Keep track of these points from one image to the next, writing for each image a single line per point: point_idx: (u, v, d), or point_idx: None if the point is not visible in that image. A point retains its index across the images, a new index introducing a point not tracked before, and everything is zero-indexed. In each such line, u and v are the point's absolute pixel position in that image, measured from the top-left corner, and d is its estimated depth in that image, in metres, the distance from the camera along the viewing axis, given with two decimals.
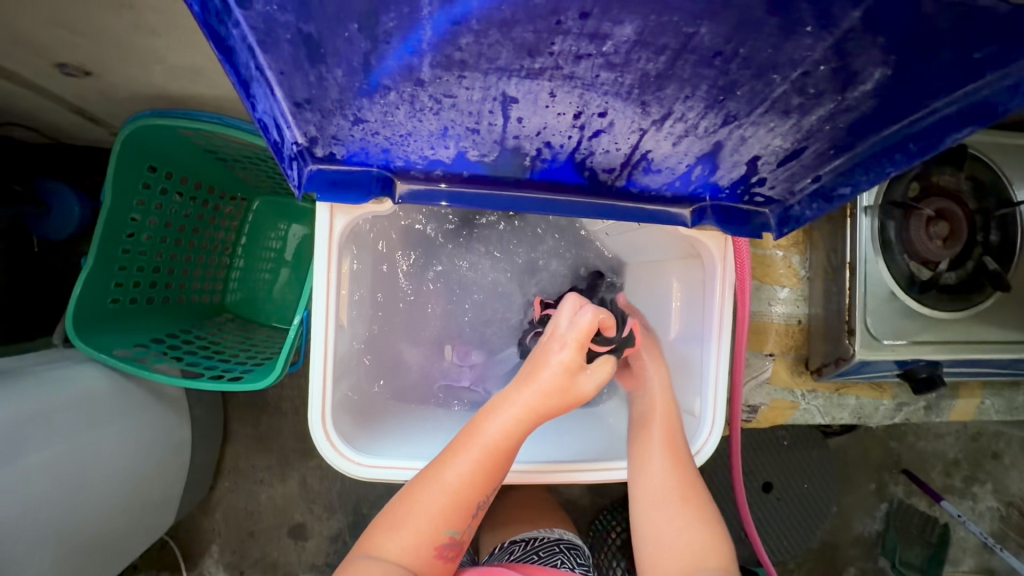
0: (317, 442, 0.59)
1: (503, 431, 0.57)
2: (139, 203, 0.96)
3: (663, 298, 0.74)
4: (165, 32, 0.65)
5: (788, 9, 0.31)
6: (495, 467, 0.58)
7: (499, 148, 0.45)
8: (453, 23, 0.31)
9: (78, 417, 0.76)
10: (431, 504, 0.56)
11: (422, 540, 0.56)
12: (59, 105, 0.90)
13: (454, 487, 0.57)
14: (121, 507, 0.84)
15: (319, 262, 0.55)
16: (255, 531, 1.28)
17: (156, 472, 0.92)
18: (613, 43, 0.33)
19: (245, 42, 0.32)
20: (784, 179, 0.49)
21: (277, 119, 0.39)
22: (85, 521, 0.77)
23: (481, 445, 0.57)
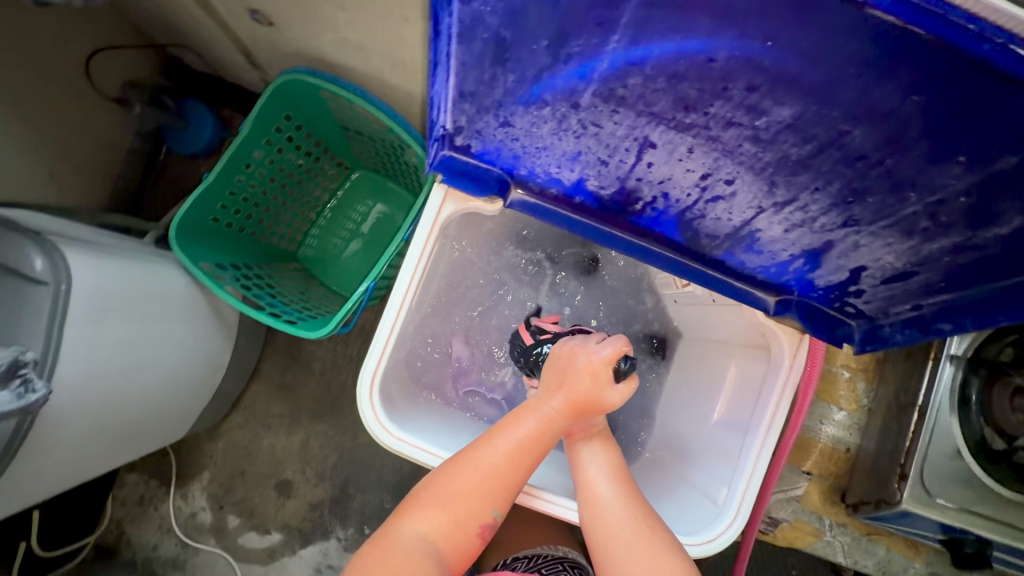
0: (360, 401, 0.61)
1: (547, 430, 0.61)
2: (267, 144, 1.07)
3: (716, 381, 0.73)
4: (350, 8, 0.73)
5: (945, 137, 0.32)
6: (532, 457, 0.61)
7: (618, 185, 0.48)
8: (628, 62, 0.35)
9: (143, 308, 0.80)
10: (471, 479, 0.59)
11: (459, 517, 0.58)
12: (233, 42, 1.02)
13: (495, 468, 0.59)
14: (150, 405, 0.88)
15: (416, 240, 0.60)
16: (246, 472, 1.31)
17: (188, 385, 0.97)
18: (767, 120, 0.35)
19: (447, 31, 0.36)
20: (882, 298, 0.49)
21: (440, 102, 0.43)
22: (115, 405, 0.80)
23: (519, 436, 0.61)
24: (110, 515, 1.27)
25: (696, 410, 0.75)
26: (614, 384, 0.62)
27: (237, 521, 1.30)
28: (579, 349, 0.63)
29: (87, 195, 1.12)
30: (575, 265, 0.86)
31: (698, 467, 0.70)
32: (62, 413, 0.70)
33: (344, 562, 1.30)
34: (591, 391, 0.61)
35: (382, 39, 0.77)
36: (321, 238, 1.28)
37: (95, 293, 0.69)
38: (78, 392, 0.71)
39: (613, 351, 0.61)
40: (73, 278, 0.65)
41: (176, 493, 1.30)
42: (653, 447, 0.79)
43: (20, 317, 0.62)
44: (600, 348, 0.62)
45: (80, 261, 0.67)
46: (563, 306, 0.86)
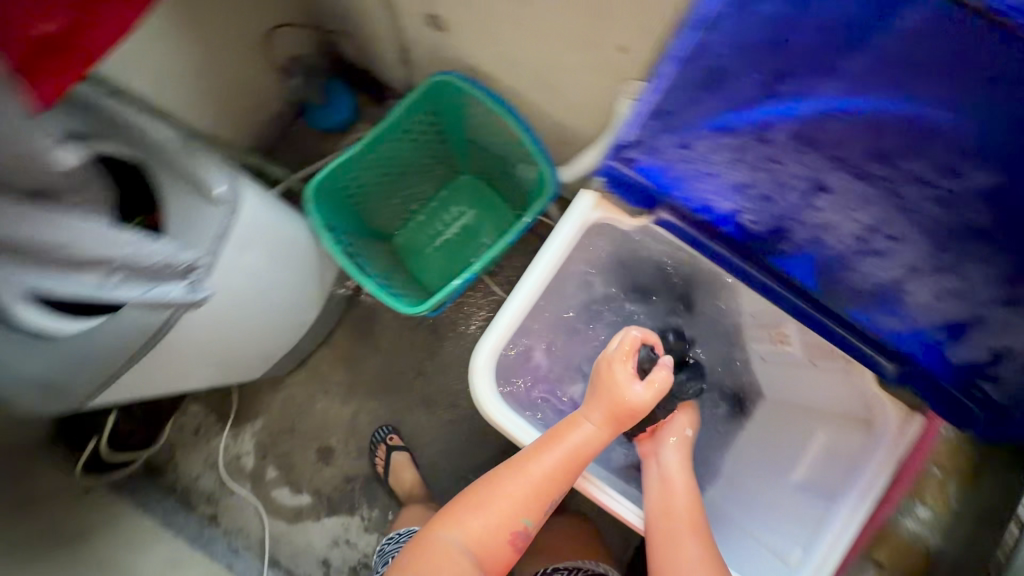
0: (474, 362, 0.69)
1: (585, 443, 0.68)
2: (403, 136, 1.16)
3: (797, 445, 0.74)
4: (525, 25, 0.81)
5: None
6: (570, 471, 0.68)
7: (771, 223, 0.53)
8: (834, 108, 0.44)
9: (282, 253, 0.88)
10: (511, 496, 0.69)
11: (496, 527, 0.69)
12: (398, 39, 1.13)
13: (535, 485, 0.68)
14: (250, 339, 0.96)
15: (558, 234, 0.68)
16: (294, 429, 1.36)
17: (281, 329, 1.04)
18: (958, 181, 0.43)
19: (681, 53, 0.47)
20: (1021, 388, 0.50)
21: (637, 114, 0.51)
22: (232, 329, 0.88)
23: (562, 451, 0.68)
24: (166, 437, 1.34)
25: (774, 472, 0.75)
26: (633, 384, 0.69)
27: (274, 474, 1.35)
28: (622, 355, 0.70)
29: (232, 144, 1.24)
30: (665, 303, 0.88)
31: (768, 525, 0.70)
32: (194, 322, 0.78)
33: (362, 541, 1.32)
34: (628, 406, 0.68)
35: (545, 57, 0.84)
36: (414, 229, 1.33)
37: (250, 226, 0.77)
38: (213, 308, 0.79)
39: (630, 345, 0.70)
40: (239, 207, 0.74)
41: (227, 432, 1.35)
42: (714, 494, 0.79)
43: (192, 225, 0.71)
44: (616, 349, 0.70)
45: (249, 194, 0.76)
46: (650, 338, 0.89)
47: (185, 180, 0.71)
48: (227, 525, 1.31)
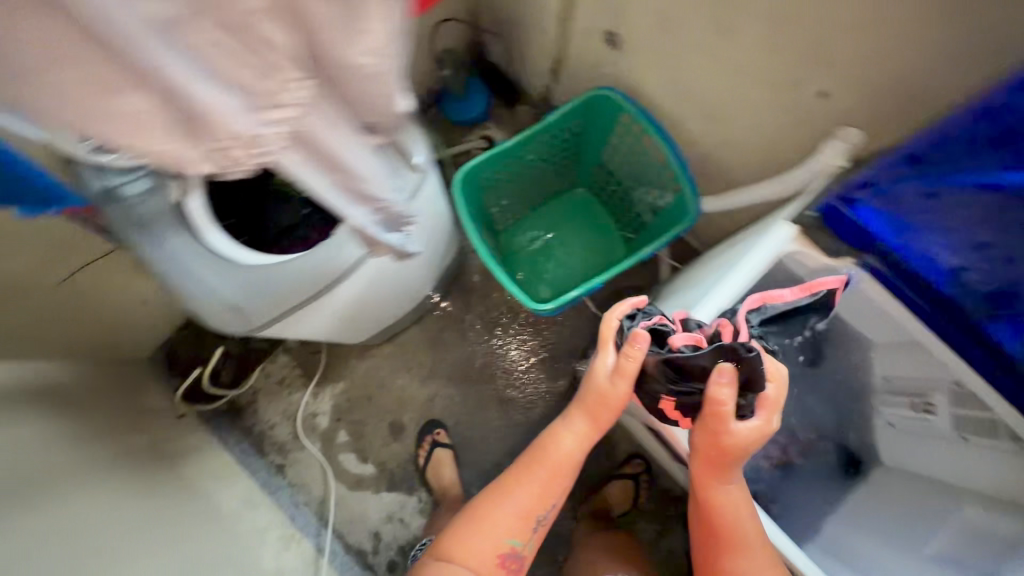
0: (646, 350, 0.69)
1: (568, 454, 0.85)
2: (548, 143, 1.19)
3: (930, 520, 0.77)
4: (719, 56, 0.83)
5: None
6: (554, 484, 0.87)
7: (999, 281, 0.63)
8: None
9: (437, 229, 0.95)
10: (504, 516, 0.86)
11: (492, 547, 0.86)
12: (559, 49, 1.17)
13: (524, 505, 0.86)
14: (368, 308, 0.97)
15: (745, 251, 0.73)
16: (371, 399, 1.40)
17: (395, 306, 1.05)
18: None
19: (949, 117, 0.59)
20: None
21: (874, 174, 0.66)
22: (376, 288, 0.92)
23: (545, 468, 0.86)
24: (253, 381, 1.38)
25: (901, 552, 0.76)
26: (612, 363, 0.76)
27: (345, 438, 1.38)
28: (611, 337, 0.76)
29: None
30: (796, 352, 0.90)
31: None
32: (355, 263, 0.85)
33: (416, 522, 1.34)
34: (609, 398, 0.77)
35: (728, 90, 0.86)
36: (517, 226, 1.34)
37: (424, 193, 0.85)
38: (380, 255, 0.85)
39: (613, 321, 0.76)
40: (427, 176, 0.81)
41: (309, 388, 1.40)
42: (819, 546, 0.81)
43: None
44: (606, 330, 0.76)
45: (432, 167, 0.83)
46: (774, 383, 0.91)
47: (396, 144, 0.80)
48: (293, 478, 1.35)
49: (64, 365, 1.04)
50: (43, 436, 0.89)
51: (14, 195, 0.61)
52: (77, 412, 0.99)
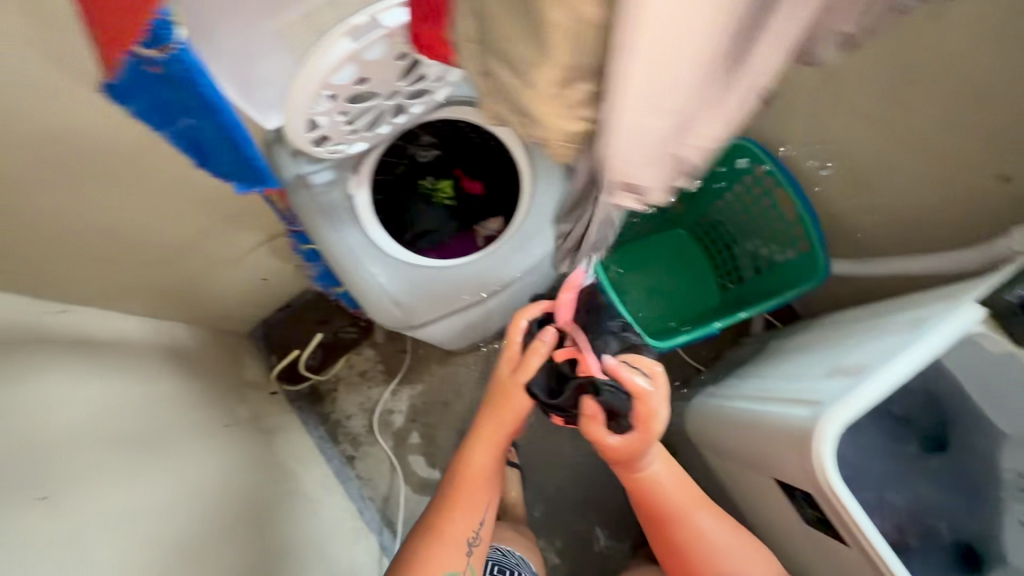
0: (833, 408, 0.59)
1: (482, 459, 0.86)
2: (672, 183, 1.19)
3: None
4: (889, 124, 0.83)
5: None
6: (479, 489, 0.85)
7: None
8: None
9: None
10: (439, 550, 0.80)
11: None
12: None
13: (456, 529, 0.83)
14: (484, 329, 0.97)
15: (924, 317, 0.67)
16: (447, 405, 1.41)
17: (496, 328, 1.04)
18: None
19: None
20: None
21: None
22: (513, 306, 0.95)
23: (461, 481, 0.85)
24: (337, 369, 1.42)
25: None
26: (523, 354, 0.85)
27: (416, 440, 1.40)
28: (513, 337, 0.87)
29: None
30: (915, 436, 0.87)
31: None
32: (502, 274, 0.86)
33: None
34: (510, 394, 0.85)
35: (892, 157, 0.86)
36: (619, 258, 1.31)
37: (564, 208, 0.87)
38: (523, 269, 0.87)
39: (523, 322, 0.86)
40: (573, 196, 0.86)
41: (390, 385, 1.42)
42: None
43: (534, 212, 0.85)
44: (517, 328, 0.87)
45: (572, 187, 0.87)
46: (887, 467, 0.86)
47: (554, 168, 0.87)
48: (362, 471, 1.37)
49: (189, 331, 1.10)
50: (177, 392, 0.95)
51: (233, 174, 0.64)
52: (197, 377, 1.03)
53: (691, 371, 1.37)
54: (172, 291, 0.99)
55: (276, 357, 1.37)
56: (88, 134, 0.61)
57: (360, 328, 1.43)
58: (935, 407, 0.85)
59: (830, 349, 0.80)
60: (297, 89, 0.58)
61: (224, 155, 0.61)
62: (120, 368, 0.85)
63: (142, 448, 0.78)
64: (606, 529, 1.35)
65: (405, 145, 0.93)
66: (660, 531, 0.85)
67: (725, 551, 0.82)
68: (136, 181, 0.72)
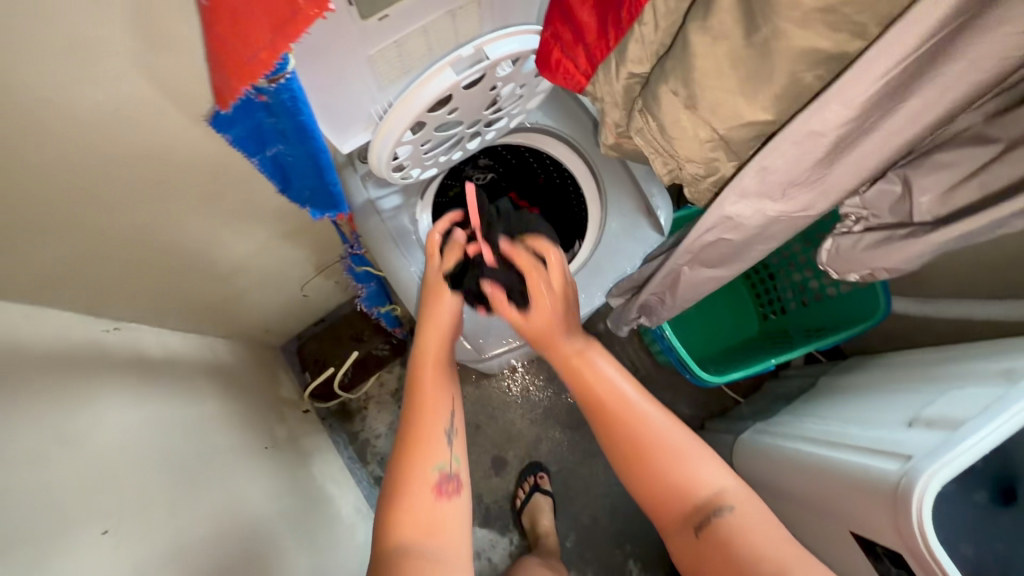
0: (932, 466, 0.57)
1: (440, 353, 0.73)
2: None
3: None
4: None
5: None
6: (434, 383, 0.70)
7: None
8: None
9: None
10: (418, 453, 0.65)
11: (418, 492, 0.62)
12: None
13: (425, 429, 0.67)
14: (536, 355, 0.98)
15: (1016, 368, 0.64)
16: (480, 428, 1.38)
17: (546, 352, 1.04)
18: None
19: None
20: None
21: None
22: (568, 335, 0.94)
23: (420, 381, 0.71)
24: (368, 387, 1.39)
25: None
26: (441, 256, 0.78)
27: None
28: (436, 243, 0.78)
29: None
30: (986, 493, 0.83)
31: None
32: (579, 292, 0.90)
33: (501, 564, 1.31)
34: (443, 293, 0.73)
35: None
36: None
37: (635, 232, 0.88)
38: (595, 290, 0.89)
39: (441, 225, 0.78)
40: (643, 221, 0.87)
41: None
42: None
43: (606, 239, 0.88)
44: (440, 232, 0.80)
45: (641, 214, 0.88)
46: (962, 525, 0.82)
47: (625, 200, 0.88)
48: None
49: (228, 347, 1.08)
50: (220, 412, 0.93)
51: (311, 198, 0.63)
52: (238, 397, 1.01)
53: (730, 402, 1.34)
54: (218, 308, 0.97)
55: (308, 373, 1.34)
56: (176, 161, 0.61)
57: (393, 346, 1.41)
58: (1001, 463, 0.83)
59: (903, 391, 0.79)
60: (389, 122, 0.59)
61: (306, 180, 0.59)
62: (168, 388, 0.83)
63: (192, 474, 0.76)
64: (639, 563, 1.31)
65: (465, 170, 0.91)
66: (601, 428, 0.69)
67: (677, 457, 0.65)
68: (204, 202, 0.70)
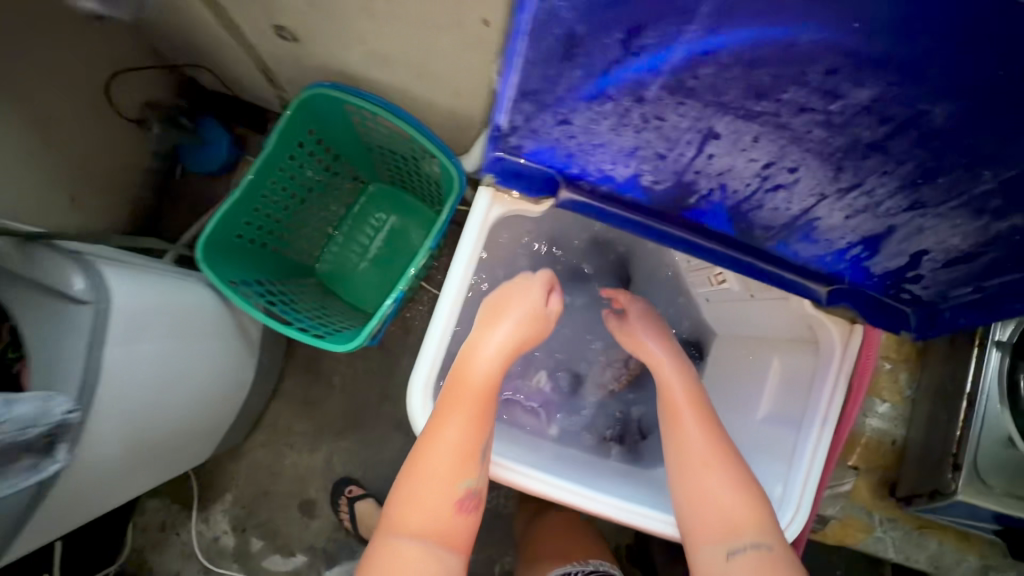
0: (420, 360, 0.56)
1: (485, 370, 0.58)
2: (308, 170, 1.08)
3: (744, 386, 0.75)
4: (385, 18, 0.73)
5: (968, 161, 0.36)
6: (482, 412, 0.56)
7: (673, 179, 0.47)
8: (703, 52, 0.35)
9: (173, 324, 0.78)
10: (445, 464, 0.53)
11: (439, 511, 0.52)
12: (252, 60, 1.01)
13: (459, 445, 0.54)
14: (192, 420, 0.90)
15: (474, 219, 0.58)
16: (269, 492, 1.28)
17: (219, 403, 0.99)
18: (842, 104, 0.35)
19: (523, 29, 0.36)
20: (942, 282, 0.48)
21: (500, 101, 0.44)
22: (182, 408, 0.85)
23: (469, 387, 0.56)
24: (130, 541, 1.23)
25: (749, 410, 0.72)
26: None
27: (260, 543, 1.27)
28: (495, 296, 0.64)
29: (108, 214, 1.14)
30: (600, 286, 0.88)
31: None
32: (112, 406, 0.67)
33: None
34: (462, 377, 0.57)
35: (424, 46, 0.76)
36: (337, 253, 1.23)
37: (134, 311, 0.67)
38: (117, 393, 0.67)
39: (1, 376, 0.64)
40: (113, 297, 0.63)
41: (198, 517, 1.26)
42: None
43: (53, 340, 0.60)
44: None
45: (119, 279, 0.66)
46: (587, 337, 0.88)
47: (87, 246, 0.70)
48: None
49: None
50: None
51: None
52: None
53: None
54: None
55: None
56: None
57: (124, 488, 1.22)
58: (601, 255, 0.89)
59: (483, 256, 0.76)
60: None
61: None
62: None
63: None
64: None
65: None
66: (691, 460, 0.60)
67: (701, 472, 0.59)
68: None
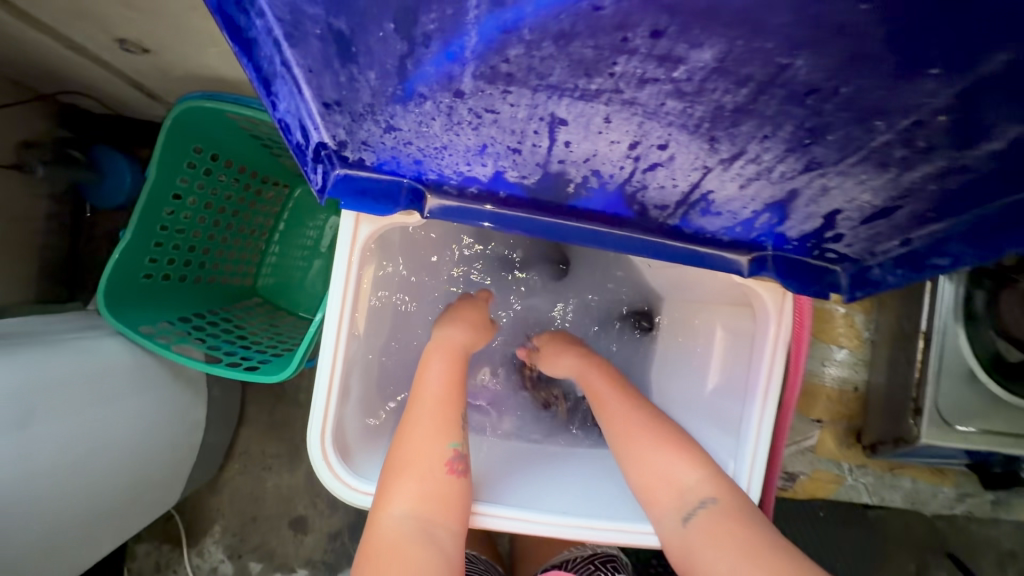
0: (312, 407, 0.52)
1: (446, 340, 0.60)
2: (220, 177, 0.85)
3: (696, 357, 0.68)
4: None
5: (871, 109, 0.28)
6: (455, 372, 0.58)
7: (541, 171, 0.40)
8: (503, 30, 0.27)
9: (62, 398, 0.62)
10: (422, 424, 0.53)
11: (429, 472, 0.51)
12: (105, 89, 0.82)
13: (435, 405, 0.55)
14: (123, 500, 0.74)
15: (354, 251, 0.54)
16: (258, 517, 1.09)
17: (167, 473, 0.82)
18: (686, 68, 0.27)
19: (270, 35, 0.30)
20: (865, 238, 0.42)
21: (304, 119, 0.37)
22: (102, 491, 0.69)
23: (436, 359, 0.58)
24: None
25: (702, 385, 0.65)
26: None
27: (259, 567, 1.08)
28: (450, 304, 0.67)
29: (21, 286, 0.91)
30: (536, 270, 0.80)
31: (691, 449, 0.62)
32: None
33: None
34: (428, 362, 0.58)
35: None
36: (283, 258, 0.98)
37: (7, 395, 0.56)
38: None
39: None
40: None
41: (190, 552, 1.08)
42: None
43: None
44: None
45: None
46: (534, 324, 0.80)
47: None
48: None
49: None
50: None
51: None
52: None
53: None
54: None
55: None
56: None
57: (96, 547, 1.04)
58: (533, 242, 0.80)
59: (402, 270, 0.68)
60: None
61: None
62: None
63: None
64: None
65: None
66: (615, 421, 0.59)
67: (634, 440, 0.56)
68: None
